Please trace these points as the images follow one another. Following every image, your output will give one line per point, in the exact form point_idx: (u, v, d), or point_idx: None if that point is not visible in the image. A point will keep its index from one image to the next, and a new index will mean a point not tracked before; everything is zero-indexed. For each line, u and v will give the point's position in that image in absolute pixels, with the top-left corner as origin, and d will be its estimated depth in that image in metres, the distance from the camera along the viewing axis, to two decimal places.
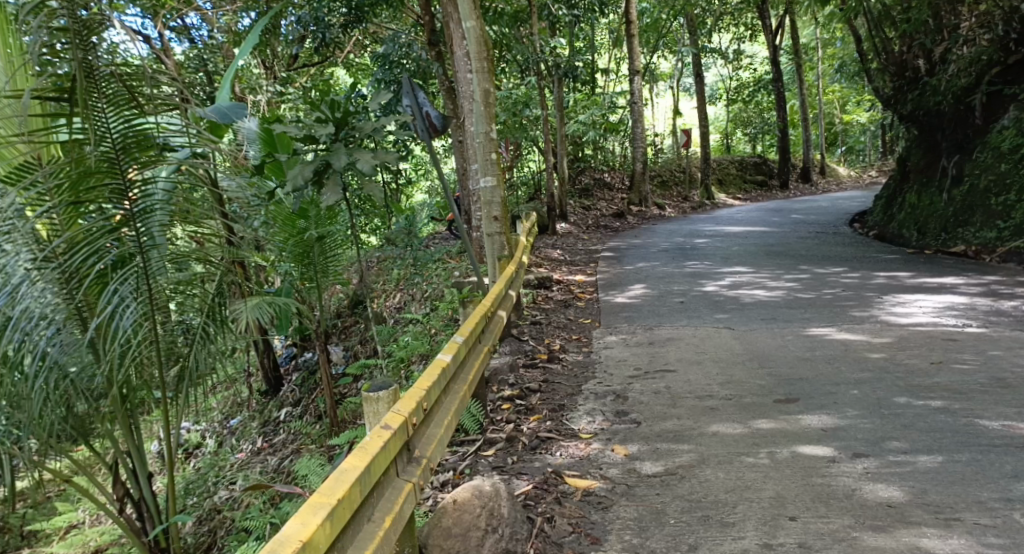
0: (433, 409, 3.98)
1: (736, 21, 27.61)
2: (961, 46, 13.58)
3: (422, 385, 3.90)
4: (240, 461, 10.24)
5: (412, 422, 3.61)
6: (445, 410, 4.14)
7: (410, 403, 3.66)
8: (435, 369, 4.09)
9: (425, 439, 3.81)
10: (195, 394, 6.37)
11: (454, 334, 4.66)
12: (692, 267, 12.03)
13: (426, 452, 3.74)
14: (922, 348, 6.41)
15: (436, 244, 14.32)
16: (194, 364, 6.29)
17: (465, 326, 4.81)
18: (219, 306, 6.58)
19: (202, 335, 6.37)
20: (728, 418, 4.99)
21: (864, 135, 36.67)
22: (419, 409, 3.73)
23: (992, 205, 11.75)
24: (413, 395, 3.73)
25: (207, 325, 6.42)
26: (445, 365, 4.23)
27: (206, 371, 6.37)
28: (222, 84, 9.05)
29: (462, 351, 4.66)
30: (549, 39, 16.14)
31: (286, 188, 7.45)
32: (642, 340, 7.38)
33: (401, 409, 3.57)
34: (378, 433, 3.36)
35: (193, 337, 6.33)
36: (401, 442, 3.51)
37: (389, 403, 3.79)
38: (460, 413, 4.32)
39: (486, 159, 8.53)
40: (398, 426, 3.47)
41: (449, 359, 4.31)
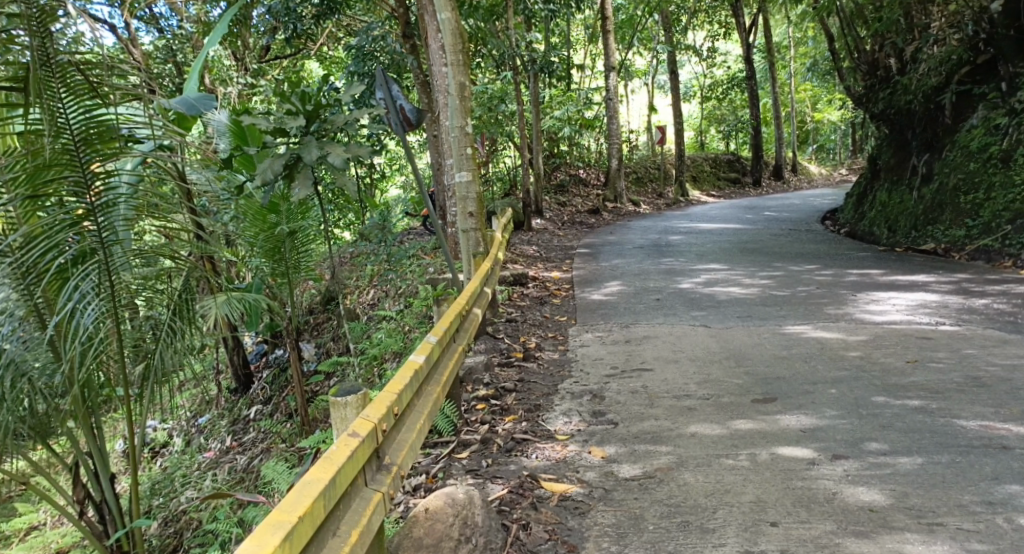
0: (403, 413, 3.86)
1: (711, 18, 27.64)
2: (932, 46, 13.72)
3: (393, 389, 3.78)
4: (208, 460, 10.04)
5: (381, 429, 3.49)
6: (417, 414, 4.03)
7: (379, 409, 3.54)
8: (406, 371, 3.96)
9: (396, 445, 3.68)
10: (161, 391, 6.22)
11: (428, 334, 4.52)
12: (668, 264, 11.99)
13: (397, 460, 3.63)
14: (898, 347, 6.39)
15: (410, 240, 14.15)
16: (159, 361, 6.13)
17: (439, 326, 4.68)
18: (186, 301, 6.43)
19: (168, 332, 6.23)
20: (706, 418, 4.92)
21: (836, 134, 36.98)
22: (388, 415, 3.61)
23: (961, 203, 11.82)
24: (383, 399, 3.61)
25: (174, 321, 6.27)
26: (418, 366, 4.11)
27: (172, 369, 6.21)
28: (191, 73, 8.76)
29: (435, 352, 4.52)
30: (524, 34, 16.00)
31: (255, 182, 7.25)
32: (618, 338, 7.30)
33: (369, 415, 3.45)
34: (344, 442, 3.23)
35: (159, 333, 6.18)
36: (370, 450, 3.39)
37: (357, 408, 3.54)
38: (433, 416, 4.20)
39: (460, 153, 8.38)
40: (366, 433, 3.35)
41: (422, 361, 4.18)
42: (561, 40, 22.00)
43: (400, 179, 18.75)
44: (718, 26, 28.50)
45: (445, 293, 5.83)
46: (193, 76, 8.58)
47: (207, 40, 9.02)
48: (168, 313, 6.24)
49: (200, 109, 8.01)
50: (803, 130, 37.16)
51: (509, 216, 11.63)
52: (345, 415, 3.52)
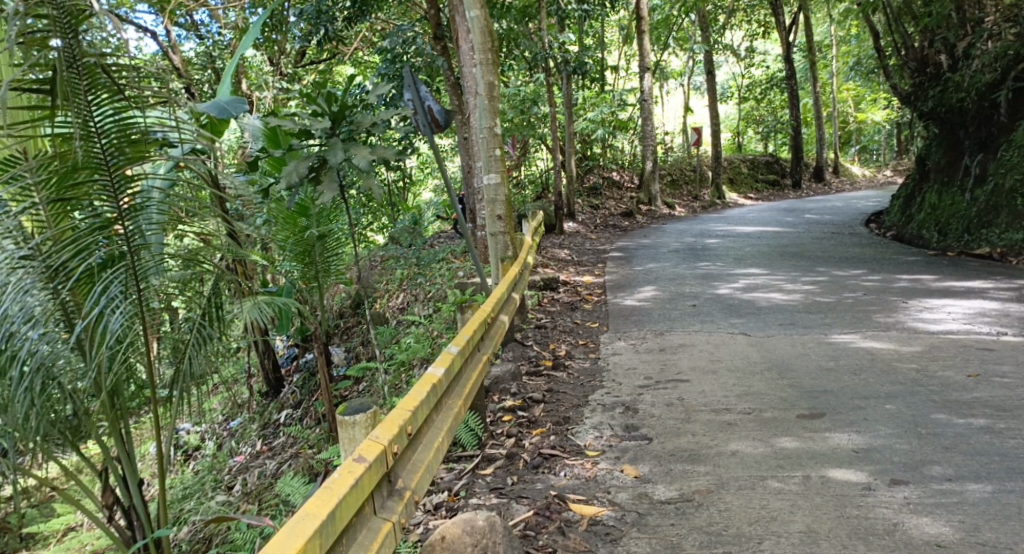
0: (418, 432, 3.67)
1: (749, 18, 27.11)
2: (985, 42, 13.08)
3: (407, 407, 3.58)
4: (238, 465, 9.86)
5: (391, 451, 3.32)
6: (434, 431, 3.84)
7: (389, 429, 3.36)
8: (424, 386, 3.77)
9: (409, 468, 3.52)
10: (191, 397, 6.05)
11: (449, 344, 4.29)
12: (705, 268, 11.63)
13: (410, 483, 3.46)
14: (955, 360, 6.01)
15: (441, 243, 13.95)
16: (189, 366, 5.97)
17: (461, 335, 4.45)
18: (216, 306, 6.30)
19: (201, 334, 6.08)
20: (748, 435, 4.60)
21: (877, 135, 36.15)
22: (400, 434, 3.43)
23: (1017, 205, 11.30)
24: (394, 419, 3.43)
25: (204, 325, 6.14)
26: (436, 380, 3.88)
27: (202, 373, 6.04)
28: (224, 75, 8.53)
29: (457, 363, 4.30)
30: (558, 34, 15.73)
31: (279, 185, 7.05)
32: (652, 346, 7.00)
33: (378, 436, 3.28)
34: (349, 468, 3.07)
35: (190, 338, 6.04)
36: (379, 474, 3.22)
37: (366, 428, 3.54)
38: (452, 433, 4.00)
39: (488, 155, 8.13)
40: (374, 457, 3.18)
41: (441, 374, 3.96)
42: (595, 40, 21.68)
43: (433, 182, 18.56)
44: (756, 26, 27.98)
45: (470, 300, 5.60)
46: (228, 77, 8.39)
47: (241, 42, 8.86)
48: (199, 316, 6.12)
49: (232, 112, 7.78)
50: (844, 131, 36.41)
51: (540, 219, 11.37)
52: (352, 435, 3.50)
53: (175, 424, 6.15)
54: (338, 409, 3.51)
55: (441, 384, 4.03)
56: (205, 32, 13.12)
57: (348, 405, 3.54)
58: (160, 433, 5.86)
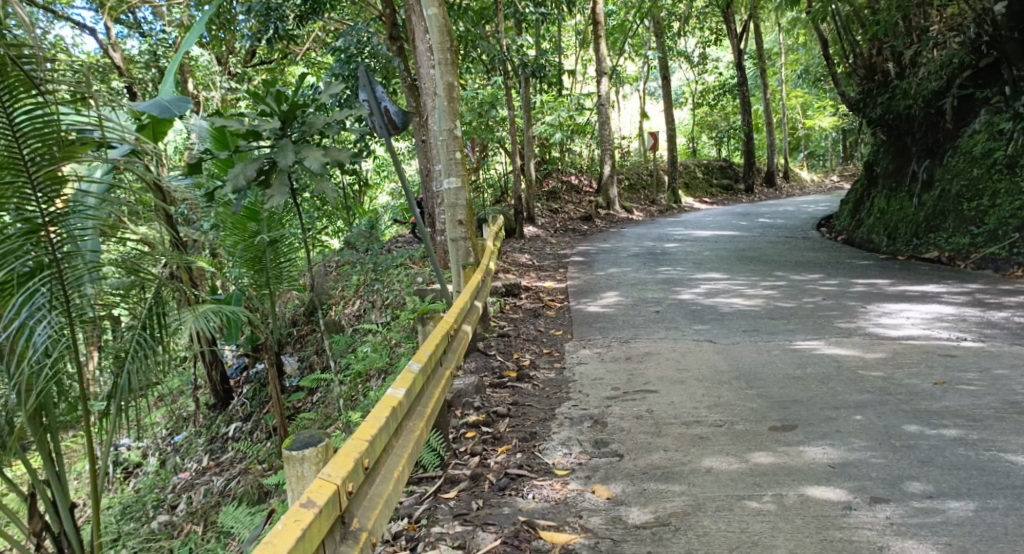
0: (377, 462, 3.44)
1: (703, 24, 27.27)
2: (932, 49, 13.32)
3: (364, 435, 3.36)
4: (183, 482, 9.50)
5: (346, 490, 3.11)
6: (395, 459, 3.62)
7: (343, 465, 3.14)
8: (381, 411, 3.54)
9: (365, 505, 3.29)
10: (128, 413, 5.89)
11: (410, 361, 4.07)
12: (665, 273, 11.53)
13: (366, 523, 3.24)
14: (922, 367, 5.93)
15: (397, 248, 13.63)
16: (126, 381, 5.79)
17: (423, 351, 4.23)
18: (158, 316, 6.18)
19: (142, 347, 5.92)
20: (722, 450, 4.44)
21: (826, 141, 36.72)
22: (356, 469, 3.21)
23: (964, 210, 11.43)
24: (349, 453, 3.21)
25: (144, 337, 6.00)
26: (396, 403, 3.66)
27: (140, 389, 5.84)
28: (168, 74, 8.16)
29: (419, 381, 4.07)
30: (515, 37, 15.51)
31: (225, 189, 6.71)
32: (617, 355, 6.83)
33: (331, 475, 3.06)
34: (296, 515, 2.86)
35: (129, 350, 5.91)
36: (332, 517, 3.02)
37: (317, 464, 3.21)
38: (414, 457, 3.78)
39: (448, 158, 7.90)
40: (325, 500, 2.97)
41: (401, 396, 3.73)
42: (552, 44, 21.51)
43: (389, 187, 18.23)
44: (710, 32, 28.09)
45: (431, 310, 5.32)
46: (170, 75, 8.00)
47: (187, 37, 8.47)
48: (138, 326, 5.99)
49: (175, 112, 7.40)
50: (794, 137, 36.84)
51: (500, 223, 11.16)
52: (301, 471, 3.27)
53: (112, 440, 5.98)
54: (285, 445, 3.28)
55: (402, 406, 3.80)
56: (149, 30, 12.65)
57: (296, 440, 3.31)
58: (95, 451, 5.70)
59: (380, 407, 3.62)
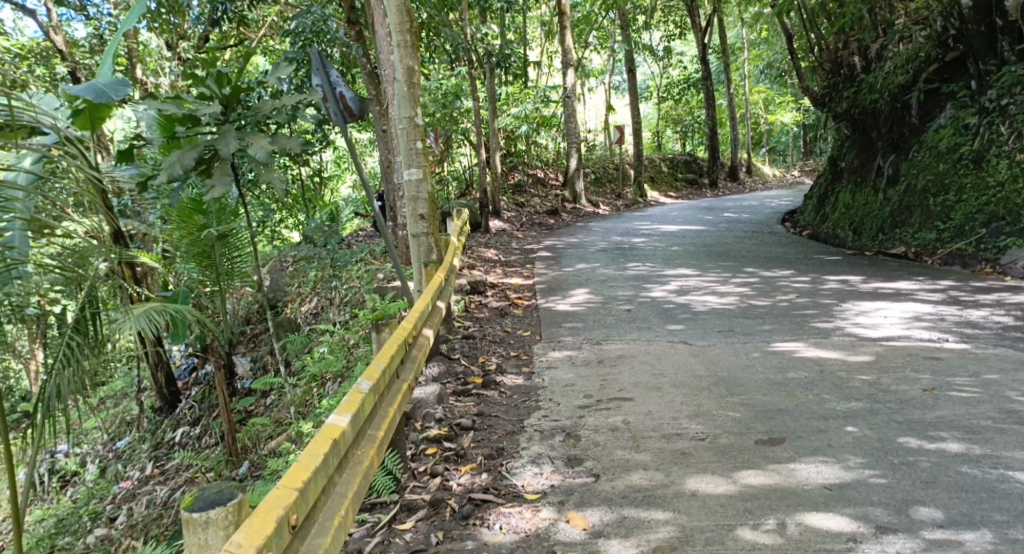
0: (310, 510, 3.16)
1: (668, 17, 26.94)
2: (897, 43, 13.10)
3: (292, 485, 3.06)
4: (124, 492, 8.96)
5: None
6: (335, 501, 3.32)
7: (259, 529, 2.85)
8: (316, 453, 3.22)
9: None
10: (54, 422, 6.06)
11: (359, 379, 3.74)
12: (633, 269, 11.18)
13: None
14: (908, 371, 5.63)
15: (357, 243, 13.08)
16: (51, 393, 5.98)
17: (375, 367, 3.89)
18: (90, 319, 6.54)
19: (70, 354, 6.25)
20: (708, 469, 4.11)
21: (787, 135, 36.74)
22: (277, 530, 2.92)
23: (930, 205, 11.21)
24: (268, 510, 2.91)
25: (76, 337, 6.35)
26: (336, 438, 3.34)
27: (65, 401, 6.02)
28: (102, 58, 7.34)
29: (370, 400, 3.75)
30: (479, 26, 15.06)
31: (159, 178, 6.22)
32: (589, 358, 6.44)
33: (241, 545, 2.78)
34: None
35: (59, 356, 6.22)
36: None
37: (222, 528, 2.86)
38: (360, 495, 3.47)
39: (408, 149, 7.42)
40: None
41: (343, 427, 3.41)
42: (517, 35, 21.06)
43: (349, 180, 17.65)
44: (675, 26, 27.81)
45: (387, 315, 4.83)
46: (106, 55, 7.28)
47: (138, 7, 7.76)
48: (69, 327, 6.33)
49: (111, 96, 6.76)
50: (755, 132, 36.81)
51: (464, 216, 10.72)
52: (204, 538, 2.83)
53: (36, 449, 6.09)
54: (186, 505, 2.83)
55: (346, 438, 3.48)
56: (96, 13, 11.99)
57: (200, 499, 2.86)
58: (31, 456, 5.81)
59: (318, 443, 3.30)
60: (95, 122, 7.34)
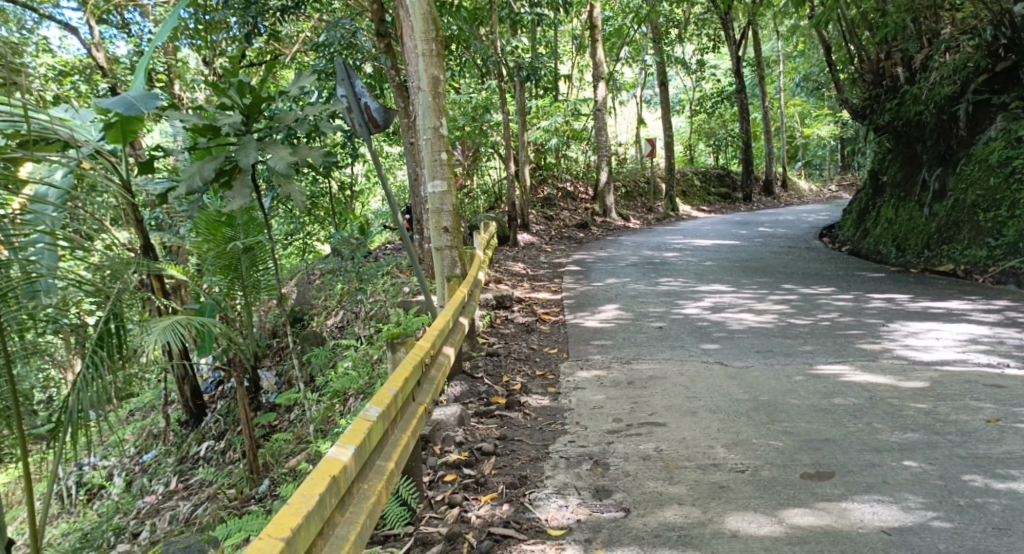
0: None
1: (702, 31, 26.54)
2: (943, 54, 12.60)
3: (280, 532, 2.79)
4: (148, 507, 8.79)
5: None
6: (334, 546, 3.05)
7: None
8: (309, 495, 2.95)
9: None
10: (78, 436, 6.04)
11: (366, 407, 3.47)
12: (667, 285, 10.82)
13: None
14: (967, 399, 5.23)
15: (385, 256, 12.84)
16: (75, 407, 5.95)
17: (384, 393, 3.60)
18: (114, 334, 6.48)
19: (95, 363, 6.20)
20: (749, 506, 3.82)
21: (822, 149, 36.08)
22: None
23: (980, 221, 10.71)
24: None
25: (97, 351, 6.27)
26: (333, 476, 3.06)
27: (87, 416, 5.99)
28: (135, 75, 7.14)
29: (377, 430, 3.48)
30: (509, 38, 14.81)
31: (178, 190, 6.03)
32: (619, 378, 6.11)
33: None
34: None
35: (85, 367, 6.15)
36: None
37: None
38: (362, 537, 3.19)
39: (433, 160, 7.14)
40: None
41: (342, 463, 3.13)
42: (547, 48, 20.80)
43: (378, 194, 17.50)
44: (708, 39, 27.39)
45: (403, 335, 4.59)
46: (140, 69, 7.12)
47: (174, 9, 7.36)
48: (91, 342, 6.26)
49: (141, 109, 6.59)
50: (790, 146, 36.17)
51: (492, 230, 10.43)
52: None
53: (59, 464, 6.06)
54: None
55: (346, 476, 3.19)
56: (137, 29, 11.93)
57: None
58: (54, 467, 5.96)
59: (313, 482, 3.03)
60: (128, 134, 7.05)
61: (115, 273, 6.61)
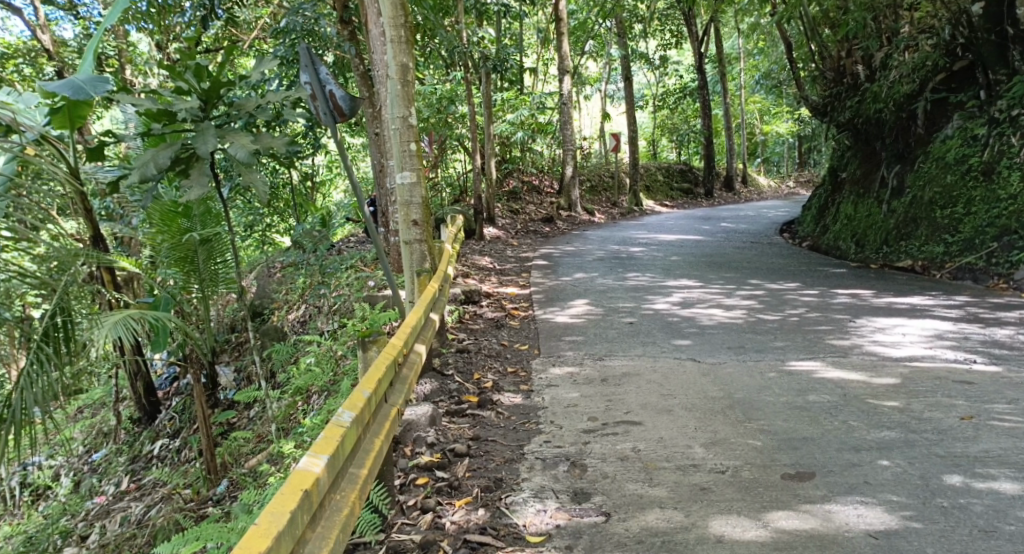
0: None
1: (665, 26, 26.57)
2: (903, 52, 12.68)
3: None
4: (97, 509, 8.48)
5: None
6: None
7: None
8: (278, 512, 2.82)
9: None
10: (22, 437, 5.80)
11: (340, 412, 3.32)
12: (634, 280, 10.74)
13: None
14: (940, 396, 5.22)
15: (348, 249, 12.58)
16: (18, 406, 5.72)
17: (357, 396, 3.47)
18: (63, 331, 6.25)
19: (43, 361, 5.98)
20: (732, 509, 3.82)
21: (782, 145, 36.41)
22: None
23: (937, 218, 10.81)
24: None
25: (46, 348, 6.05)
26: (304, 491, 2.94)
27: (30, 415, 5.74)
28: (85, 58, 6.80)
29: (350, 437, 3.33)
30: (475, 29, 14.59)
31: (131, 178, 5.76)
32: (592, 375, 6.00)
33: None
34: None
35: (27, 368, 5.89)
36: None
37: None
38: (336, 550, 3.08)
39: (402, 151, 6.96)
40: None
41: (315, 475, 3.00)
42: (512, 41, 20.61)
43: (339, 187, 17.18)
44: (671, 35, 27.40)
45: (374, 332, 4.51)
46: (89, 54, 6.79)
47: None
48: (37, 336, 6.04)
49: (89, 92, 6.21)
50: (750, 143, 36.43)
51: (458, 223, 10.25)
52: None
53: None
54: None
55: (319, 490, 3.06)
56: (85, 12, 11.48)
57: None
58: None
59: (283, 499, 2.90)
60: (75, 120, 6.75)
61: (63, 265, 6.45)
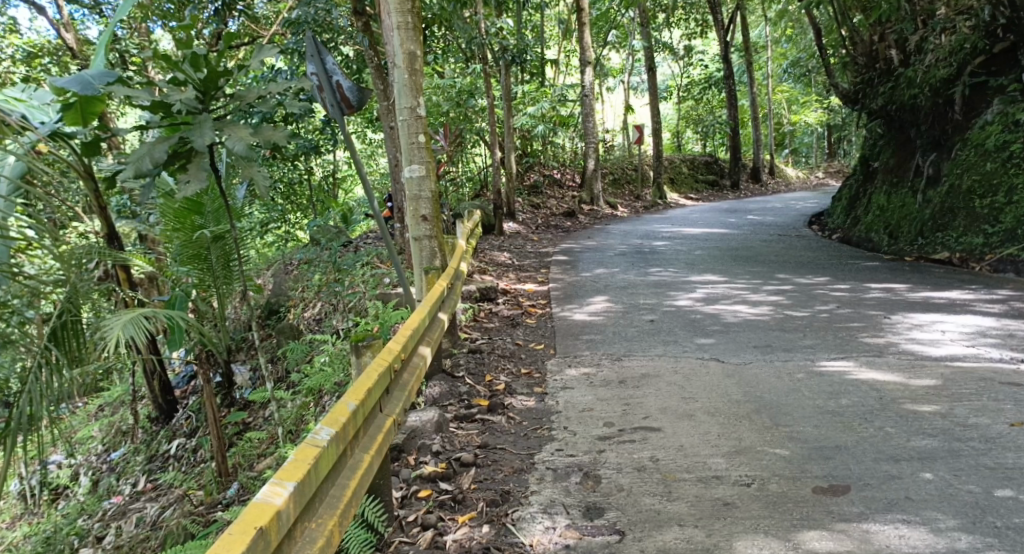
0: None
1: (690, 16, 26.06)
2: (939, 35, 12.19)
3: None
4: (115, 508, 8.26)
5: None
6: None
7: None
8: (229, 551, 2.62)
9: None
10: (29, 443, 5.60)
11: (316, 431, 3.13)
12: (657, 275, 10.39)
13: None
14: (985, 399, 4.87)
15: (366, 246, 12.34)
16: (24, 409, 5.51)
17: (337, 413, 3.26)
18: (72, 329, 6.07)
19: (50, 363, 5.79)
20: (758, 528, 3.56)
21: (809, 136, 35.73)
22: None
23: (976, 208, 10.35)
24: None
25: (54, 350, 5.87)
26: (261, 526, 2.73)
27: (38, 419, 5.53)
28: (98, 54, 6.49)
29: (326, 459, 3.14)
30: (495, 20, 14.27)
31: (126, 173, 5.54)
32: (610, 377, 5.69)
33: None
34: None
35: (31, 373, 5.69)
36: None
37: None
38: None
39: (410, 144, 6.70)
40: None
41: (275, 507, 2.80)
42: (533, 33, 20.25)
43: (359, 183, 16.95)
44: (695, 25, 26.90)
45: (368, 337, 4.26)
46: (100, 52, 6.46)
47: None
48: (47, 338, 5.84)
49: (99, 88, 5.62)
50: (777, 134, 35.78)
51: (476, 218, 9.96)
52: None
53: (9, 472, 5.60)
54: None
55: (283, 521, 2.86)
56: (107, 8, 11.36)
57: None
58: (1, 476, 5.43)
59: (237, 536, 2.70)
60: (89, 117, 6.15)
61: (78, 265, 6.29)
